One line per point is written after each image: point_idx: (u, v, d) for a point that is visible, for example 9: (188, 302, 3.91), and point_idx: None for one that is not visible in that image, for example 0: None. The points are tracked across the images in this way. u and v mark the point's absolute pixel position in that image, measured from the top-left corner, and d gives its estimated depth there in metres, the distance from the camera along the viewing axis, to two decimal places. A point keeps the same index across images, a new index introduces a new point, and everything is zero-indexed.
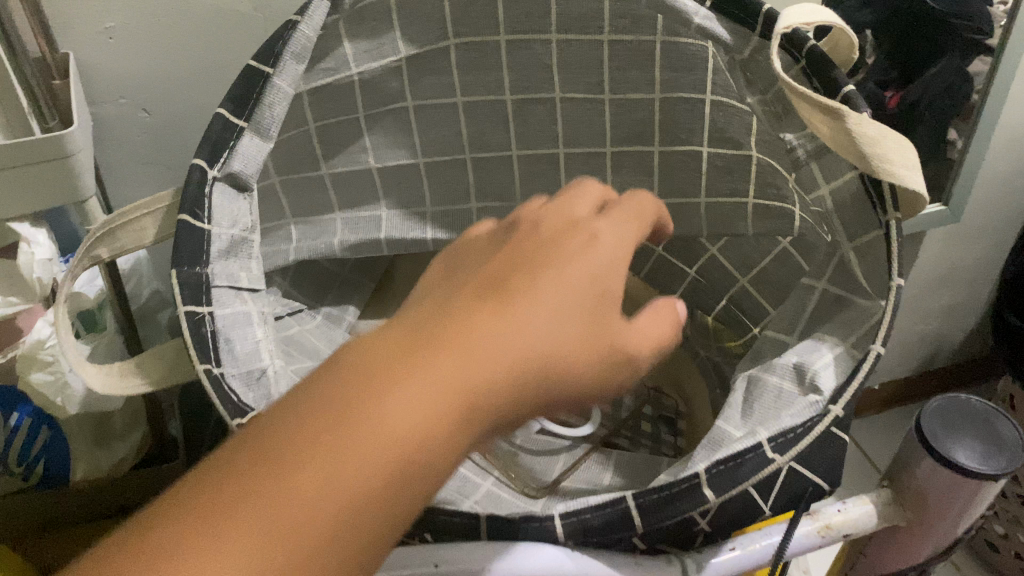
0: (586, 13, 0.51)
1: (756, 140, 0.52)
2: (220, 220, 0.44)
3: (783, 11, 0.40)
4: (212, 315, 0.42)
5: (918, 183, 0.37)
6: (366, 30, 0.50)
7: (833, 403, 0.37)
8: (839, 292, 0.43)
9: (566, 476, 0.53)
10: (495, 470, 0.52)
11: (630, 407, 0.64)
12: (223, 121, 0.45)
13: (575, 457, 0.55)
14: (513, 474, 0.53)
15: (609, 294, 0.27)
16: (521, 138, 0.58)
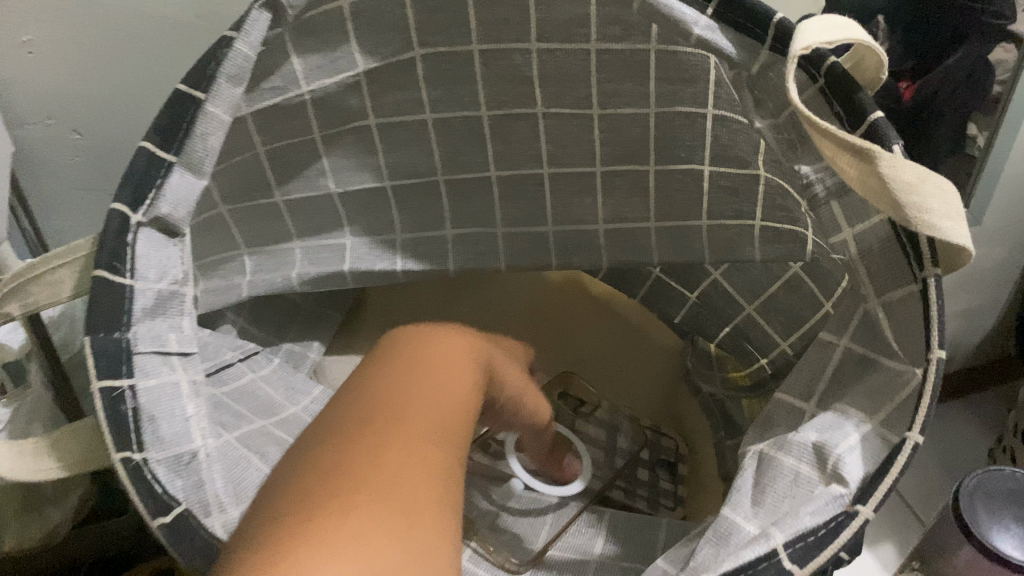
0: (569, 20, 0.44)
1: (765, 161, 0.45)
2: (146, 271, 0.38)
3: (798, 26, 0.34)
4: (134, 389, 0.36)
5: (964, 237, 0.31)
6: (317, 43, 0.43)
7: (861, 502, 0.31)
8: (863, 352, 0.37)
9: (552, 544, 0.47)
10: (472, 540, 0.47)
11: (626, 453, 0.59)
12: (147, 155, 0.38)
13: (563, 519, 0.50)
14: (494, 541, 0.48)
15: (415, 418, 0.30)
16: (499, 158, 0.52)
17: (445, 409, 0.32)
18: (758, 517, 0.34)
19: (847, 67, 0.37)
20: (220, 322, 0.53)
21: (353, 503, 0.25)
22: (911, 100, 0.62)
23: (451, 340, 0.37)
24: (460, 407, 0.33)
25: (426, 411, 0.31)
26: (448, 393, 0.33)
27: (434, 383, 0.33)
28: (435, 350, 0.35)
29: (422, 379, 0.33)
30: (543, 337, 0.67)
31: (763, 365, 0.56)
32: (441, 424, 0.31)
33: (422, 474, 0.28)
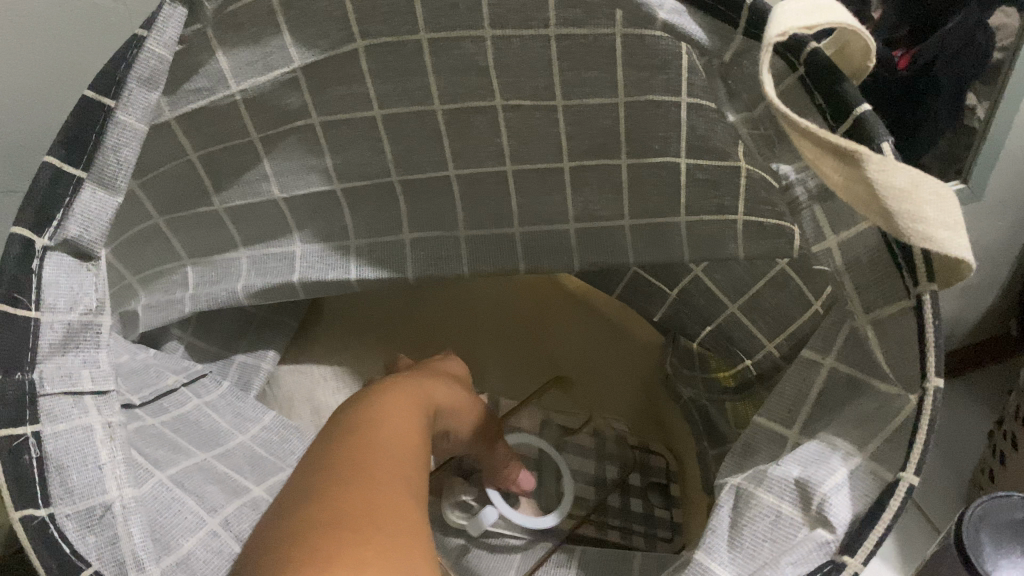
0: (523, 3, 0.39)
1: (745, 154, 0.41)
2: (54, 302, 0.34)
3: (774, 8, 0.30)
4: (41, 435, 0.32)
5: (963, 250, 0.27)
6: (245, 37, 0.39)
7: (850, 555, 0.27)
8: (852, 373, 0.33)
9: None
10: None
11: (613, 472, 0.57)
12: (53, 171, 0.34)
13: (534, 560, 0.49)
14: None
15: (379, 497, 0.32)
16: (458, 156, 0.49)
17: (401, 482, 0.34)
18: (735, 564, 0.30)
19: (830, 53, 0.33)
20: (165, 339, 0.51)
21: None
22: (906, 70, 0.59)
23: (397, 412, 0.41)
24: (415, 461, 0.37)
25: (394, 473, 0.34)
26: (407, 464, 0.36)
27: (392, 453, 0.36)
28: (386, 424, 0.39)
29: (381, 452, 0.36)
30: (517, 346, 0.64)
31: (749, 367, 0.52)
32: (406, 483, 0.34)
33: (399, 544, 0.29)
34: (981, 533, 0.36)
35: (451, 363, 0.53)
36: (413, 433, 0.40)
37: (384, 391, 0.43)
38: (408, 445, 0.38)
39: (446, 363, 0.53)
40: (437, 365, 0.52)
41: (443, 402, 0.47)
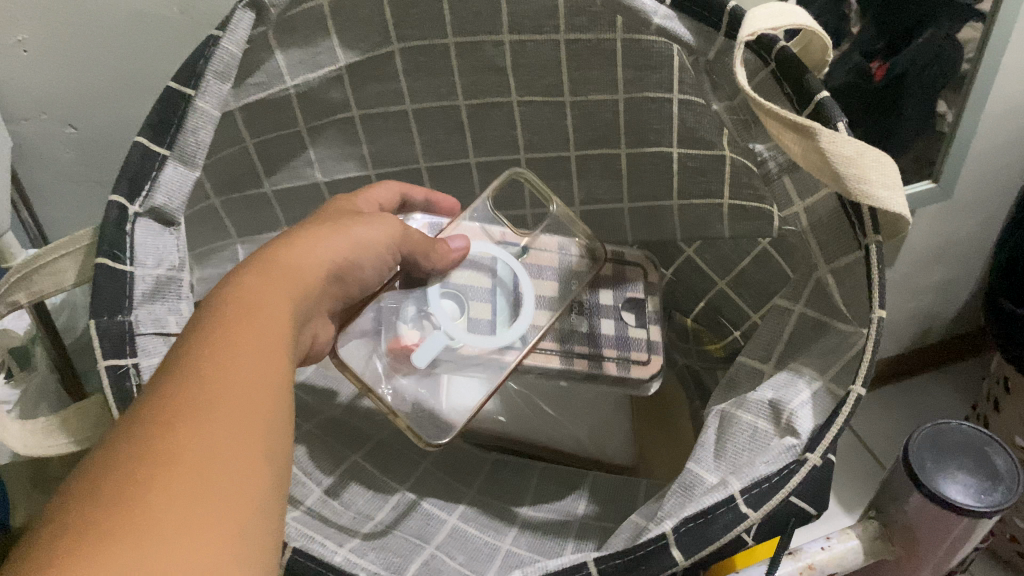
0: (539, 12, 0.46)
1: (728, 142, 0.48)
2: (144, 259, 0.40)
3: (748, 14, 0.37)
4: (139, 367, 0.37)
5: (900, 204, 0.34)
6: (299, 39, 0.45)
7: (810, 451, 0.33)
8: (817, 316, 0.40)
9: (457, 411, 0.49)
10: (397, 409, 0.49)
11: (578, 322, 0.58)
12: (141, 149, 0.40)
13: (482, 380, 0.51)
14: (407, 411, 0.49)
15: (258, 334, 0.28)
16: (477, 145, 0.56)
17: (274, 336, 0.29)
18: (718, 468, 0.37)
19: (795, 51, 0.39)
20: None
21: (182, 428, 0.23)
22: (883, 80, 0.63)
23: (271, 281, 0.32)
24: (279, 343, 0.29)
25: (248, 374, 0.26)
26: (250, 357, 0.27)
27: (250, 336, 0.28)
28: (244, 295, 0.30)
29: (228, 345, 0.27)
30: None
31: (736, 336, 0.59)
32: (258, 373, 0.27)
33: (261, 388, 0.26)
34: (928, 451, 0.46)
35: (347, 198, 0.44)
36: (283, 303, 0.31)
37: (245, 268, 0.33)
38: (258, 349, 0.28)
39: (333, 206, 0.42)
40: (331, 209, 0.42)
41: (313, 279, 0.35)
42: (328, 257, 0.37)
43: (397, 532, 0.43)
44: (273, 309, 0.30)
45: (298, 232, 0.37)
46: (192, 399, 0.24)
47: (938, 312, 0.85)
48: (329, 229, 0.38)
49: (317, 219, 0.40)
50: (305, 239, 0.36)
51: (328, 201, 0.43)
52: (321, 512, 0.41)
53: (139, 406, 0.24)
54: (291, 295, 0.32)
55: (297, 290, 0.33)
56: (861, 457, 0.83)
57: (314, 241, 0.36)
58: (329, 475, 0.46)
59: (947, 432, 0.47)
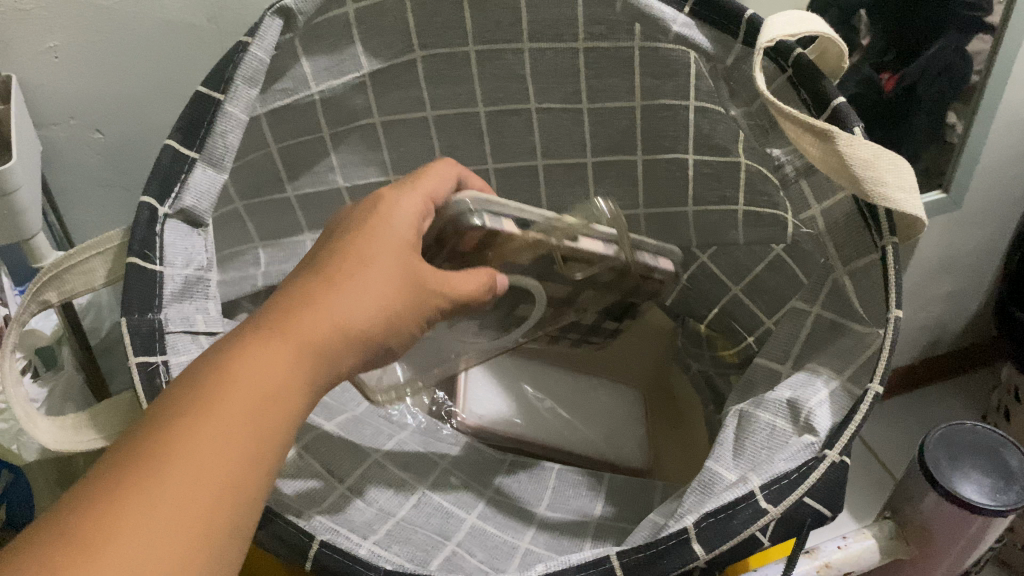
0: (558, 20, 0.47)
1: (744, 148, 0.48)
2: (173, 259, 0.41)
3: (766, 21, 0.38)
4: (167, 364, 0.37)
5: (915, 206, 0.34)
6: (324, 46, 0.46)
7: (830, 448, 0.34)
8: (833, 317, 0.40)
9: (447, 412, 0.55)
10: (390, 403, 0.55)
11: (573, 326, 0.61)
12: (172, 152, 0.41)
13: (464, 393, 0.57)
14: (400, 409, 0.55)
15: (256, 400, 0.27)
16: (496, 151, 0.57)
17: (275, 403, 0.28)
18: (737, 466, 0.37)
19: (812, 58, 0.40)
20: (238, 310, 0.57)
21: (134, 516, 0.23)
22: (894, 90, 0.65)
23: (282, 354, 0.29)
24: (261, 441, 0.27)
25: (201, 483, 0.24)
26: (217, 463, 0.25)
27: (226, 427, 0.26)
28: (243, 367, 0.28)
29: (195, 440, 0.25)
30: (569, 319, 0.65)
31: (750, 342, 0.59)
32: (212, 482, 0.25)
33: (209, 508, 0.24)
34: (946, 452, 0.50)
35: (397, 221, 0.38)
36: (286, 385, 0.29)
37: (262, 326, 0.30)
38: (231, 453, 0.26)
39: (384, 237, 0.37)
40: (381, 245, 0.36)
41: (332, 356, 0.32)
42: (357, 333, 0.33)
43: (417, 528, 0.43)
44: (271, 397, 0.28)
45: (324, 287, 0.33)
46: (161, 478, 0.24)
47: (949, 323, 0.85)
48: (363, 293, 0.34)
49: (356, 257, 0.35)
50: (337, 305, 0.33)
51: (377, 220, 0.38)
52: (343, 507, 0.42)
53: (116, 463, 0.24)
54: (304, 376, 0.30)
55: (310, 366, 0.30)
56: (873, 466, 0.83)
57: (346, 301, 0.33)
58: (351, 473, 0.47)
59: (964, 433, 0.51)
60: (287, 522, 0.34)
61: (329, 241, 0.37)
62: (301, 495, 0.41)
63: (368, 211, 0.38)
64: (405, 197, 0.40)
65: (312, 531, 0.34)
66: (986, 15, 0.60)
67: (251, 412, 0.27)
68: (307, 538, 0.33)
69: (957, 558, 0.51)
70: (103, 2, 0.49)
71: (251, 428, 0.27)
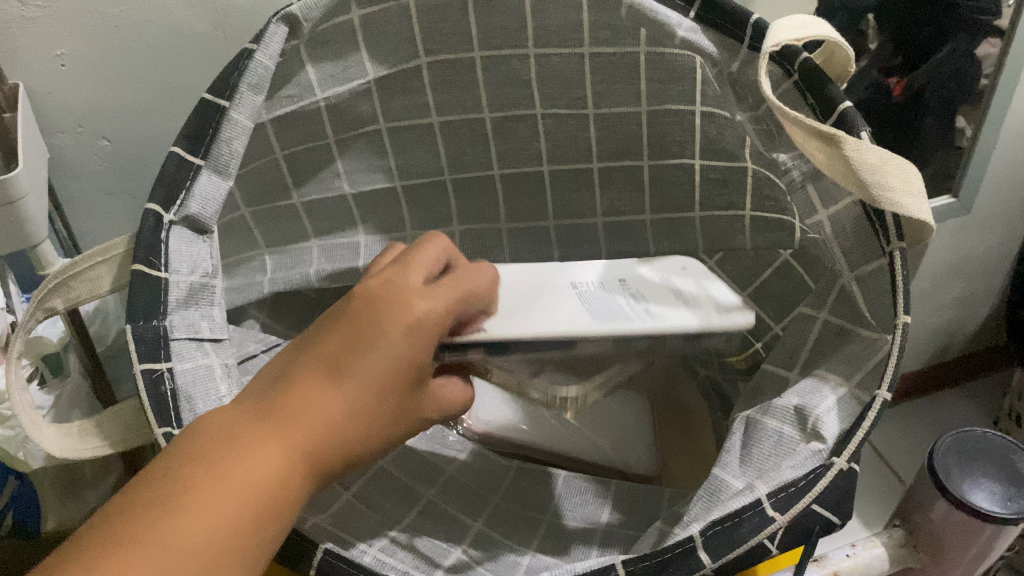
0: (563, 26, 0.47)
1: (750, 153, 0.48)
2: (178, 266, 0.40)
3: (772, 26, 0.37)
4: (172, 371, 0.37)
5: (924, 212, 0.34)
6: (330, 52, 0.46)
7: (837, 456, 0.33)
8: (840, 324, 0.40)
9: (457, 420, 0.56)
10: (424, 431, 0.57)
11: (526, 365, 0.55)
12: (177, 159, 0.41)
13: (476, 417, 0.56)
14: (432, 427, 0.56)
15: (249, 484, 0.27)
16: (502, 158, 0.57)
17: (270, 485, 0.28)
18: (744, 473, 0.37)
19: (818, 62, 0.40)
20: (245, 317, 0.57)
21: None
22: (901, 95, 0.64)
23: (265, 473, 0.28)
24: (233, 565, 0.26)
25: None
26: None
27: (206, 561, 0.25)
28: (229, 486, 0.27)
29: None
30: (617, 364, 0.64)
31: (756, 348, 0.57)
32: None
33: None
34: (954, 459, 0.49)
35: (409, 313, 0.33)
36: (269, 490, 0.28)
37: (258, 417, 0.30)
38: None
39: (384, 348, 0.32)
40: (389, 349, 0.32)
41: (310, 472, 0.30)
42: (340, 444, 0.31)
43: (422, 536, 0.43)
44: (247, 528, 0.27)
45: (317, 402, 0.30)
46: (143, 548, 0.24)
47: (959, 327, 0.85)
48: (353, 410, 0.31)
49: (360, 362, 0.32)
50: (324, 422, 0.30)
51: (390, 311, 0.33)
52: (348, 514, 0.42)
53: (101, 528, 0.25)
54: (281, 495, 0.28)
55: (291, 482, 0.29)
56: (882, 473, 0.82)
57: (333, 417, 0.30)
58: (358, 479, 0.47)
59: (972, 438, 0.50)
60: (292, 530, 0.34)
61: (335, 326, 0.33)
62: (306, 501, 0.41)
63: (374, 301, 0.33)
64: (413, 277, 0.36)
65: (317, 540, 0.34)
66: (996, 19, 0.60)
67: (243, 496, 0.27)
68: (311, 546, 0.33)
69: (971, 564, 0.50)
70: (108, 8, 0.49)
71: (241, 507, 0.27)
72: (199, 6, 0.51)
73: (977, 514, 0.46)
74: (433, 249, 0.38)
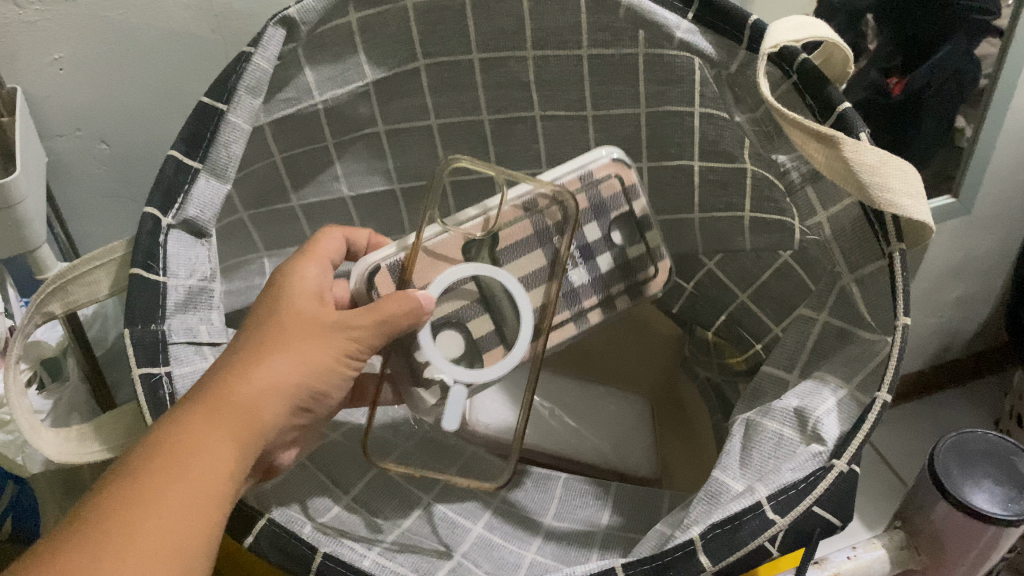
0: (562, 28, 0.47)
1: (749, 154, 0.48)
2: (177, 269, 0.40)
3: (770, 27, 0.37)
4: (171, 375, 0.37)
5: (924, 213, 0.34)
6: (328, 55, 0.46)
7: (837, 458, 0.33)
8: (840, 325, 0.40)
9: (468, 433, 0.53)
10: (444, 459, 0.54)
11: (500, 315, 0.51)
12: (175, 162, 0.41)
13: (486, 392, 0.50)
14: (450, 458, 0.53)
15: (208, 460, 0.31)
16: (501, 159, 0.57)
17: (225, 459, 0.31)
18: (744, 476, 0.37)
19: (817, 63, 0.40)
20: (244, 320, 0.56)
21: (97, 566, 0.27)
22: (900, 94, 0.64)
23: (213, 421, 0.32)
24: (208, 488, 0.30)
25: (159, 537, 0.28)
26: (173, 521, 0.29)
27: (182, 490, 0.29)
28: (185, 442, 0.31)
29: (147, 507, 0.28)
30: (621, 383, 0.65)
31: (756, 350, 0.58)
32: (175, 534, 0.28)
33: (172, 555, 0.28)
34: (953, 461, 0.49)
35: (303, 292, 0.40)
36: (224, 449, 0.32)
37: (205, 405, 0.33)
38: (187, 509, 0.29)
39: (286, 319, 0.38)
40: (293, 318, 0.38)
41: (262, 417, 0.34)
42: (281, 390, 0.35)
43: (422, 539, 0.43)
44: (211, 458, 0.31)
45: (245, 362, 0.35)
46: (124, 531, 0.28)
47: (959, 327, 0.84)
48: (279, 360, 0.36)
49: (272, 333, 0.37)
50: (258, 374, 0.35)
51: (288, 297, 0.39)
52: (348, 518, 0.42)
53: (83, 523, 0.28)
54: (235, 436, 0.33)
55: (242, 431, 0.33)
56: (883, 474, 0.82)
57: (266, 371, 0.35)
58: (357, 482, 0.46)
59: (972, 439, 0.50)
60: (290, 535, 0.34)
61: (248, 325, 0.38)
62: (304, 505, 0.41)
63: (273, 296, 0.40)
64: (308, 277, 0.41)
65: (316, 544, 0.34)
66: (995, 19, 0.60)
67: (202, 467, 0.31)
68: (309, 550, 0.33)
69: (972, 565, 0.50)
70: (106, 12, 0.49)
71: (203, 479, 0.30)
72: (197, 9, 0.51)
73: (977, 515, 0.45)
74: (327, 230, 0.47)
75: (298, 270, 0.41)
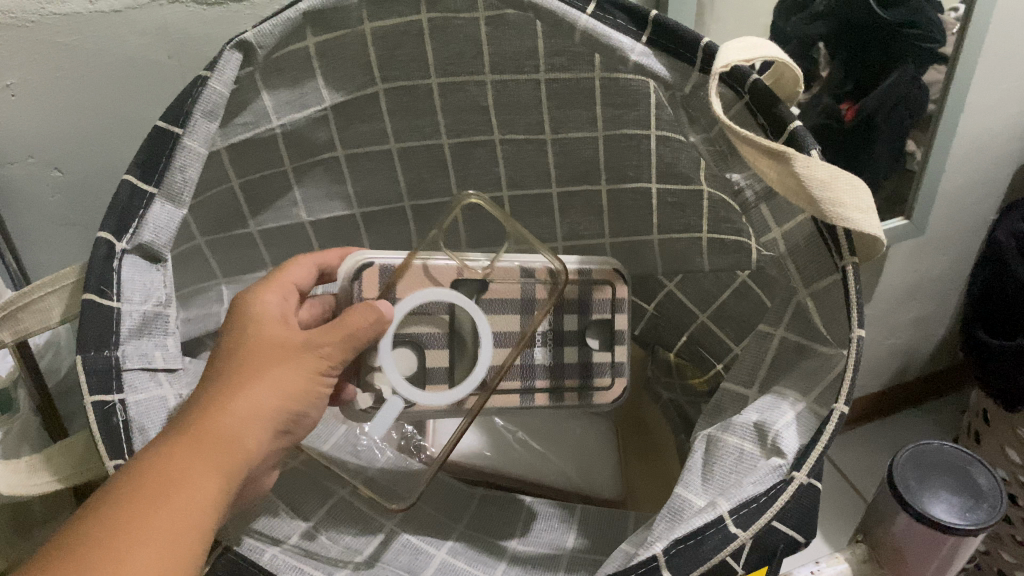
0: (518, 52, 0.48)
1: (706, 176, 0.49)
2: (131, 295, 0.39)
3: (722, 47, 0.38)
4: (125, 402, 0.36)
5: (873, 227, 0.35)
6: (286, 80, 0.46)
7: (796, 470, 0.33)
8: (798, 340, 0.41)
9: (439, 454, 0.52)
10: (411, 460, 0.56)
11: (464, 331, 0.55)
12: (129, 187, 0.39)
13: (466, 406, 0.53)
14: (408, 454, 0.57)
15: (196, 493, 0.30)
16: (461, 182, 0.58)
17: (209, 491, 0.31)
18: (706, 491, 0.37)
19: (769, 83, 0.41)
20: (201, 348, 0.55)
21: None
22: (854, 120, 0.63)
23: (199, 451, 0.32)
24: (194, 522, 0.30)
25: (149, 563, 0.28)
26: (160, 542, 0.28)
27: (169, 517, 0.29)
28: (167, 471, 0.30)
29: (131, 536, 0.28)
30: None
31: (717, 369, 0.58)
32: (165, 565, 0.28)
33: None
34: (910, 472, 0.50)
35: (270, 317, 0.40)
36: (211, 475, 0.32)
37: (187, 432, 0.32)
38: (176, 531, 0.29)
39: (259, 336, 0.38)
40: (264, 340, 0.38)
41: (245, 445, 0.34)
42: (264, 415, 0.35)
43: (385, 565, 0.42)
44: (199, 489, 0.31)
45: (224, 385, 0.35)
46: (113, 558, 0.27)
47: (917, 348, 0.86)
48: (262, 384, 0.36)
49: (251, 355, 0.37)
50: (239, 402, 0.34)
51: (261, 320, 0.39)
52: (311, 546, 0.41)
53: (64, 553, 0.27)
54: (220, 467, 0.32)
55: (225, 464, 0.32)
56: (846, 493, 0.83)
57: (245, 400, 0.35)
58: (317, 510, 0.46)
59: (926, 454, 0.52)
60: (249, 563, 0.33)
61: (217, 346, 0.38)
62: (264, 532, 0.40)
63: (233, 319, 0.39)
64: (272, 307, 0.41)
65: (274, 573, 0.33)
66: (940, 46, 0.60)
67: (188, 497, 0.30)
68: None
69: None
70: (58, 37, 0.49)
71: (192, 507, 0.30)
72: (152, 34, 0.51)
73: (933, 523, 0.46)
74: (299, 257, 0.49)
75: (260, 296, 0.41)
